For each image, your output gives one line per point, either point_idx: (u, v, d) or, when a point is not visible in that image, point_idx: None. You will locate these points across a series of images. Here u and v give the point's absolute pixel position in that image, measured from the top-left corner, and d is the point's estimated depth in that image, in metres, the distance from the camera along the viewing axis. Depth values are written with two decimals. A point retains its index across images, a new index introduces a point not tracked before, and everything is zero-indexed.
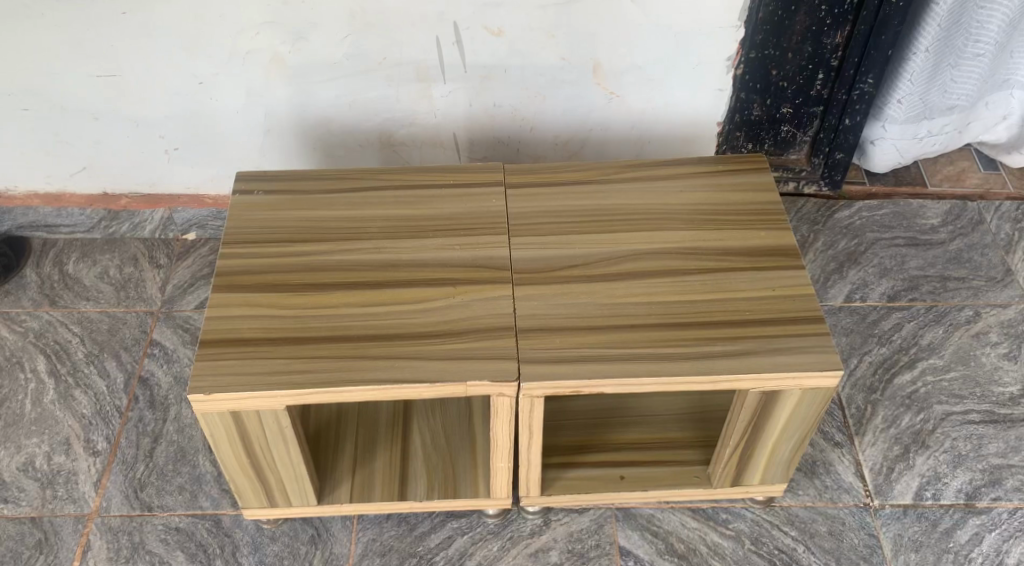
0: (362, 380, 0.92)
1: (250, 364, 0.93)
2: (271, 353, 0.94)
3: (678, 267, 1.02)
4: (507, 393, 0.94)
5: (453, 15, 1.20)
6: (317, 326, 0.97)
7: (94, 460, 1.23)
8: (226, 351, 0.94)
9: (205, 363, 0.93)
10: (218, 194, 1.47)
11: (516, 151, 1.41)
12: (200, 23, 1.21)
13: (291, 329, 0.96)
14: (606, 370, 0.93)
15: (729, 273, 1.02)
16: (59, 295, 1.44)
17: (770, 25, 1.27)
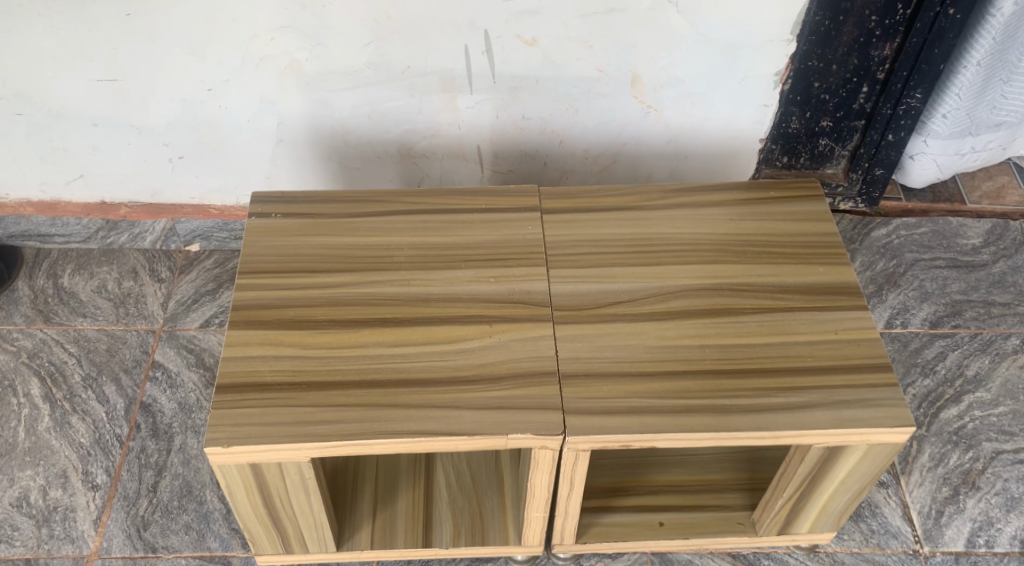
0: (395, 432, 0.84)
1: (272, 413, 0.85)
2: (294, 400, 0.86)
3: (733, 306, 0.95)
4: (550, 446, 0.86)
5: (484, 23, 1.11)
6: (343, 369, 0.89)
7: (94, 495, 1.15)
8: (245, 397, 0.86)
9: (222, 412, 0.85)
10: (223, 205, 1.38)
11: (543, 164, 1.33)
12: (210, 27, 1.12)
13: (315, 373, 0.88)
14: (659, 424, 0.85)
15: (787, 313, 0.94)
16: (53, 312, 1.35)
17: (816, 36, 1.19)
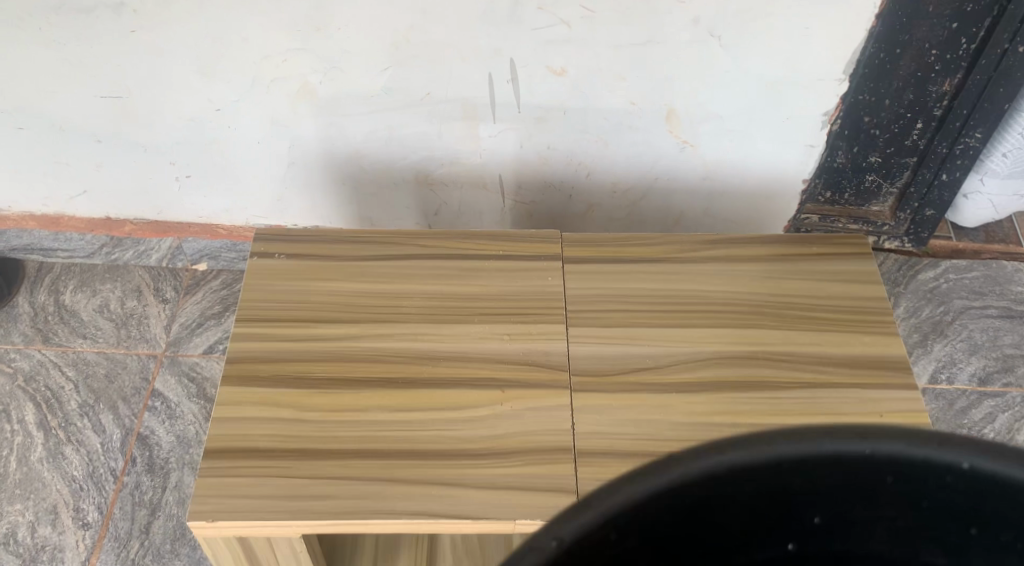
0: (393, 513, 0.77)
1: (262, 485, 0.78)
2: (286, 470, 0.79)
3: (769, 379, 0.87)
4: None
5: (510, 52, 1.03)
6: (341, 437, 0.82)
7: (84, 534, 1.10)
8: (234, 464, 0.80)
9: (208, 480, 0.79)
10: (232, 224, 1.31)
11: (568, 197, 1.25)
12: (219, 46, 1.05)
13: (311, 440, 0.82)
14: None
15: (829, 391, 0.86)
16: (53, 332, 1.30)
17: (868, 69, 1.06)
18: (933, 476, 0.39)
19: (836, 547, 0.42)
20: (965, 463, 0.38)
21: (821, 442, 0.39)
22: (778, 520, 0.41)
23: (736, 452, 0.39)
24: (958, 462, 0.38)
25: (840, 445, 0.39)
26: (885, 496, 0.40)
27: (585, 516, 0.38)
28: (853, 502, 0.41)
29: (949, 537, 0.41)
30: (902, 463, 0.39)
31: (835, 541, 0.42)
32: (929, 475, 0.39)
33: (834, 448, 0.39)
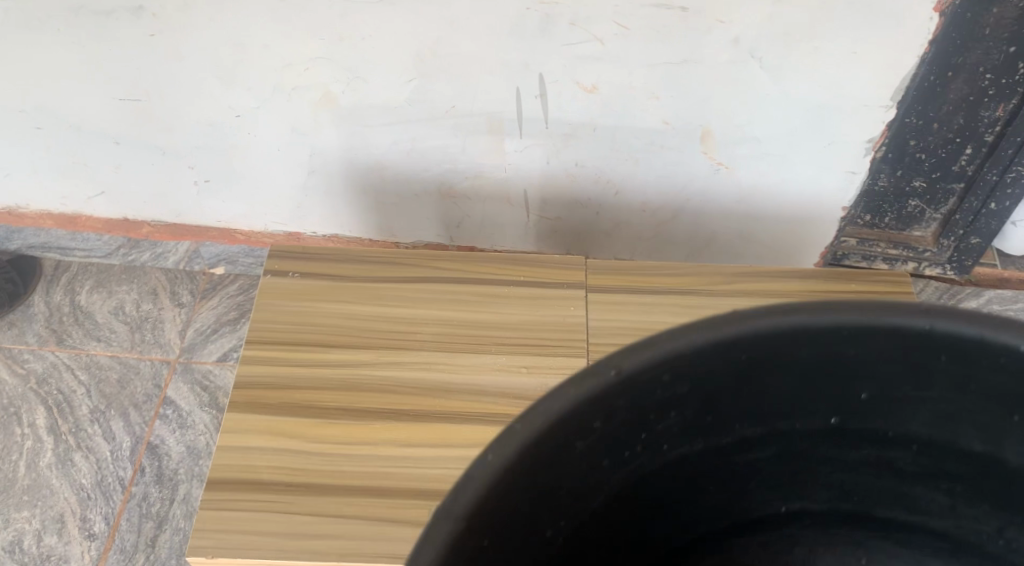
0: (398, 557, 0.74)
1: (264, 520, 0.76)
2: (289, 505, 0.77)
3: None
4: None
5: (539, 67, 0.98)
6: (347, 471, 0.79)
7: (89, 545, 1.09)
8: (236, 497, 0.77)
9: (209, 514, 0.76)
10: (250, 230, 1.29)
11: (596, 214, 1.20)
12: (240, 52, 1.01)
13: (316, 474, 0.79)
14: None
15: None
16: (67, 333, 1.28)
17: (915, 92, 0.97)
18: (989, 357, 0.47)
19: (874, 414, 0.52)
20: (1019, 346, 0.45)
21: (882, 316, 0.47)
22: (828, 378, 0.50)
23: (803, 314, 0.47)
24: (1013, 345, 0.46)
25: (896, 319, 0.47)
26: (939, 373, 0.49)
27: (643, 358, 0.46)
28: (896, 373, 0.49)
29: (992, 418, 0.49)
30: (961, 343, 0.47)
31: (875, 406, 0.52)
32: (984, 357, 0.47)
33: (892, 320, 0.47)
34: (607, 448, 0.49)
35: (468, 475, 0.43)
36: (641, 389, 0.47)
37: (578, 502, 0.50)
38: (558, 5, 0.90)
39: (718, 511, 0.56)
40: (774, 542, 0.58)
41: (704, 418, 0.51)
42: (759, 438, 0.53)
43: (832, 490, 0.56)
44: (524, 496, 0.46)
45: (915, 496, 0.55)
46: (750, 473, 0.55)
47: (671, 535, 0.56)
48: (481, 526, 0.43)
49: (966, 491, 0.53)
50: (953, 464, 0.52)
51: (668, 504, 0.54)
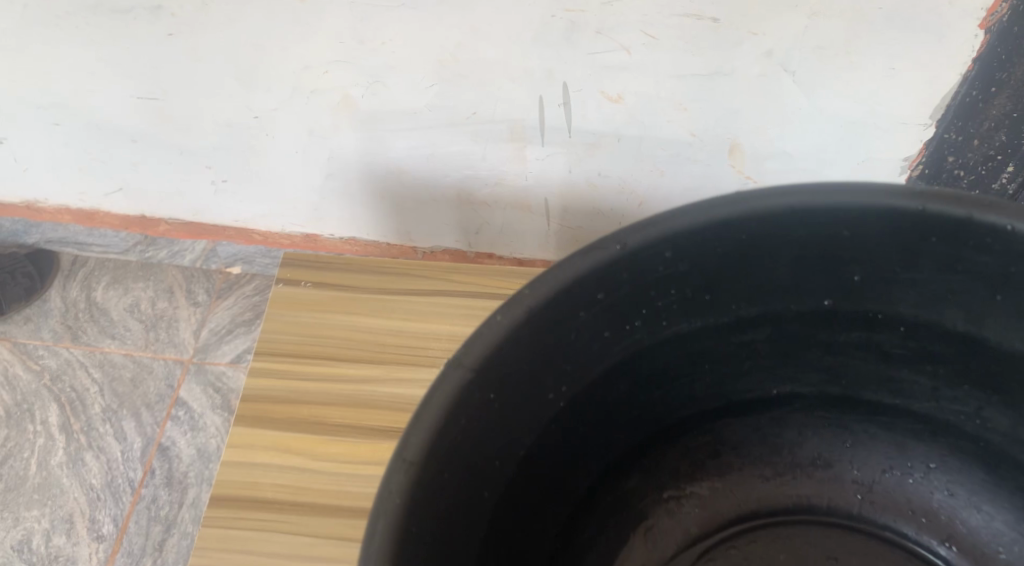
0: None
1: (270, 539, 0.80)
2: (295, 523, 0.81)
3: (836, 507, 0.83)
4: None
5: (564, 75, 0.95)
6: (353, 488, 0.82)
7: (98, 547, 1.09)
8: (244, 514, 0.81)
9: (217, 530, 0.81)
10: (268, 230, 1.27)
11: (618, 224, 1.17)
12: (260, 54, 0.99)
13: (320, 493, 0.82)
14: None
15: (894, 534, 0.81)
16: (82, 329, 1.28)
17: (959, 104, 0.91)
18: (983, 231, 0.66)
19: (865, 298, 0.74)
20: (1010, 225, 0.64)
21: (892, 202, 0.66)
22: (827, 269, 0.72)
23: (799, 200, 0.67)
24: (1005, 225, 0.65)
25: (896, 206, 0.67)
26: (927, 258, 0.70)
27: (649, 233, 0.66)
28: (878, 259, 0.71)
29: (969, 296, 0.71)
30: (950, 236, 0.67)
31: (862, 292, 0.73)
32: (972, 238, 0.67)
33: (894, 208, 0.67)
34: (621, 308, 0.69)
35: (488, 323, 0.62)
36: (644, 261, 0.67)
37: (596, 357, 0.71)
38: (585, 12, 0.88)
39: (716, 386, 0.79)
40: (765, 423, 0.82)
41: (704, 295, 0.72)
42: (755, 318, 0.75)
43: (823, 373, 0.79)
44: (537, 340, 0.65)
45: (899, 373, 0.77)
46: (749, 348, 0.77)
47: (685, 404, 0.79)
48: (498, 355, 0.62)
49: (945, 365, 0.75)
50: (938, 342, 0.74)
51: (679, 371, 0.77)
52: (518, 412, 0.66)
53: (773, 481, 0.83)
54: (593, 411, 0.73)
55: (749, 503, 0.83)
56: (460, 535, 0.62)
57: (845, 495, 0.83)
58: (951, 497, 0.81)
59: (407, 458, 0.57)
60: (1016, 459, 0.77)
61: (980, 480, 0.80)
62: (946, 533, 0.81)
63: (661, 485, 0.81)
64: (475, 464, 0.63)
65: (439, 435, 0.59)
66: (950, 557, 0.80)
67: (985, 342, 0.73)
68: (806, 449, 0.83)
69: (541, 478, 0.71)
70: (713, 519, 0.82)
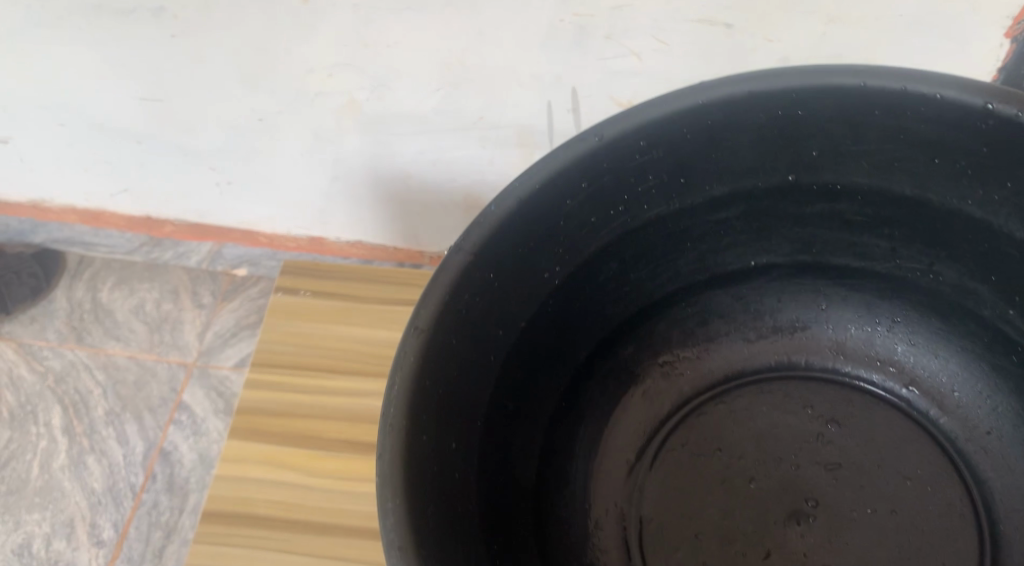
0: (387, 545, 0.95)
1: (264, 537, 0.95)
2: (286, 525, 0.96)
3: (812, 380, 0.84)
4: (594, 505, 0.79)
5: (573, 80, 0.93)
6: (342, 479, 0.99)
7: (98, 552, 1.09)
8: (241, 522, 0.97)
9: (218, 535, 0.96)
10: (273, 233, 1.26)
11: None
12: (264, 57, 0.97)
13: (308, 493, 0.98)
14: (697, 506, 0.77)
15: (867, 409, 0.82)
16: (86, 331, 1.27)
17: None
18: (914, 107, 0.68)
19: (824, 172, 0.75)
20: (936, 94, 0.66)
21: (827, 82, 0.68)
22: (784, 150, 0.74)
23: (746, 83, 0.69)
24: (931, 94, 0.67)
25: (836, 84, 0.68)
26: (871, 133, 0.71)
27: (621, 125, 0.70)
28: (834, 135, 0.72)
29: (915, 166, 0.72)
30: (881, 107, 0.69)
31: (820, 167, 0.75)
32: (907, 111, 0.68)
33: (834, 86, 0.68)
34: (606, 195, 0.73)
35: (485, 212, 0.68)
36: (619, 149, 0.70)
37: (584, 239, 0.74)
38: (594, 17, 0.85)
39: (699, 264, 0.81)
40: (747, 292, 0.85)
41: (678, 178, 0.75)
42: (727, 197, 0.77)
43: (794, 243, 0.81)
44: (530, 224, 0.70)
45: (862, 240, 0.79)
46: (726, 227, 0.79)
47: (667, 281, 0.81)
48: (498, 239, 0.68)
49: (901, 235, 0.78)
50: (888, 209, 0.76)
51: (661, 250, 0.79)
52: (514, 280, 0.71)
53: (756, 344, 0.86)
54: (584, 287, 0.77)
55: (737, 363, 0.85)
56: (471, 402, 0.68)
57: (821, 354, 0.85)
58: (913, 348, 0.83)
59: (420, 325, 0.64)
60: (967, 308, 0.79)
61: (939, 326, 0.81)
62: (908, 379, 0.83)
63: (656, 352, 0.84)
64: (482, 326, 0.69)
65: (448, 306, 0.65)
66: (912, 399, 0.82)
67: (931, 206, 0.74)
68: (785, 313, 0.86)
69: (546, 358, 0.76)
70: (704, 380, 0.85)
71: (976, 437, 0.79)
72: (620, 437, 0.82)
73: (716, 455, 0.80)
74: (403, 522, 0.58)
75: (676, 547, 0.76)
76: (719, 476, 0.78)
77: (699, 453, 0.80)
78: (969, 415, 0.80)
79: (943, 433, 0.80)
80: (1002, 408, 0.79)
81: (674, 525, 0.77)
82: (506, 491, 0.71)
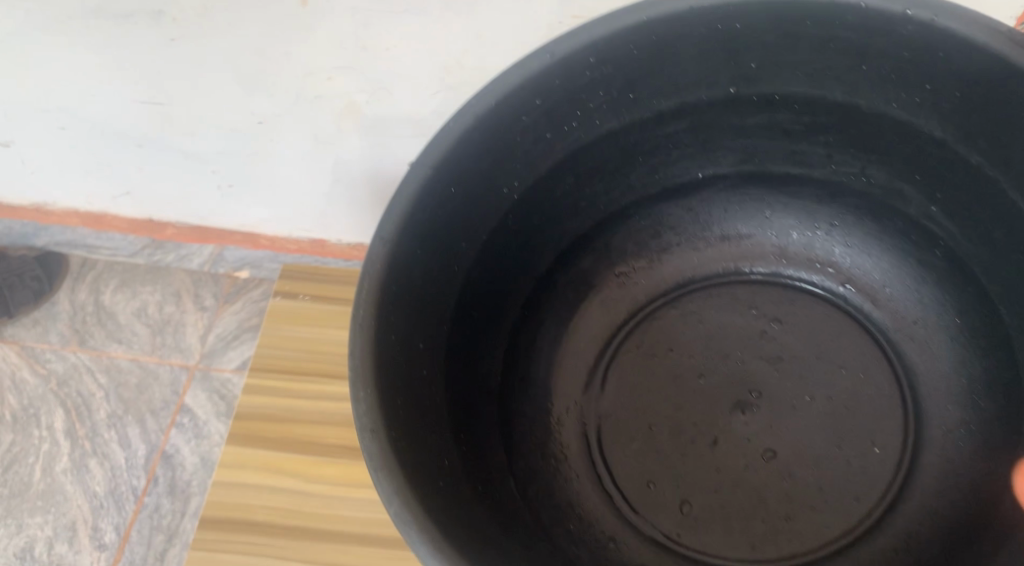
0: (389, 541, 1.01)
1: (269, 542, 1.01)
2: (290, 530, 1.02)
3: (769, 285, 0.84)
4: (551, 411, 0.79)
5: None
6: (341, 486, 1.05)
7: (99, 555, 1.10)
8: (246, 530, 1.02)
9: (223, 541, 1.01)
10: (275, 235, 1.26)
11: None
12: (263, 60, 0.96)
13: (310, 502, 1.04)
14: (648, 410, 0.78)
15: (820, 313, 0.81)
16: (88, 334, 1.27)
17: None
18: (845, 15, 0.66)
19: (762, 81, 0.73)
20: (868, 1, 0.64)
21: None
22: (727, 63, 0.72)
23: None
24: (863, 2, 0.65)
25: None
26: (808, 44, 0.70)
27: (568, 41, 0.68)
28: (771, 45, 0.70)
29: (851, 73, 0.71)
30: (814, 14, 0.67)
31: (761, 77, 0.73)
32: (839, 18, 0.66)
33: None
34: (556, 111, 0.72)
35: (441, 129, 0.68)
36: (571, 67, 0.69)
37: (539, 155, 0.74)
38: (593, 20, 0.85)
39: (650, 177, 0.80)
40: (696, 204, 0.83)
41: (628, 94, 0.73)
42: (674, 111, 0.75)
43: (737, 153, 0.79)
44: (480, 137, 0.69)
45: (799, 147, 0.78)
46: (675, 140, 0.78)
47: (620, 194, 0.80)
48: (455, 153, 0.68)
49: (839, 142, 0.76)
50: (827, 116, 0.75)
51: (615, 165, 0.78)
52: (473, 187, 0.71)
53: (706, 252, 0.85)
54: (541, 200, 0.76)
55: (686, 271, 0.84)
56: (429, 301, 0.69)
57: (764, 259, 0.84)
58: (852, 249, 0.82)
59: (385, 235, 0.65)
60: (895, 208, 0.78)
61: (875, 225, 0.80)
62: (845, 278, 0.82)
63: (611, 263, 0.84)
64: (439, 232, 0.69)
65: (409, 217, 0.66)
66: (848, 297, 0.82)
67: (869, 112, 0.73)
68: (729, 221, 0.84)
69: (502, 265, 0.76)
70: (656, 288, 0.84)
71: (905, 327, 0.79)
72: (577, 346, 0.82)
73: (667, 358, 0.80)
74: (373, 408, 0.60)
75: (630, 442, 0.77)
76: (669, 377, 0.79)
77: (651, 354, 0.80)
78: (899, 307, 0.80)
79: (876, 326, 0.80)
80: (930, 300, 0.78)
81: (624, 423, 0.78)
82: (463, 387, 0.73)
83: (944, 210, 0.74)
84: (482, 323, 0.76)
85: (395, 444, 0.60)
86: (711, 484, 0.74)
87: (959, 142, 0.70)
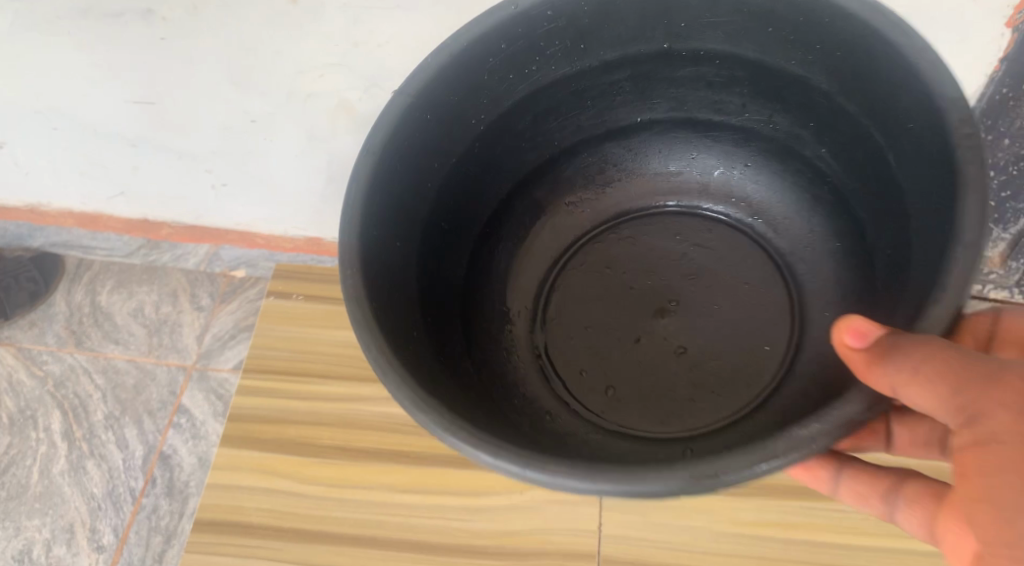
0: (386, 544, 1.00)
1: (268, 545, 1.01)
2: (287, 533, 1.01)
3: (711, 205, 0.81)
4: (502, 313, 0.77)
5: None
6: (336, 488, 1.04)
7: (98, 557, 1.10)
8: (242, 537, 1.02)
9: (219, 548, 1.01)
10: (270, 234, 1.25)
11: None
12: (252, 57, 0.96)
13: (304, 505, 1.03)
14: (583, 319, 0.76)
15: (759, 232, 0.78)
16: (85, 335, 1.27)
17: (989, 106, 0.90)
18: None
19: (689, 36, 0.72)
20: None
21: None
22: (659, 18, 0.71)
23: None
24: None
25: None
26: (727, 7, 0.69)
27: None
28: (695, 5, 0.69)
29: (756, 31, 0.70)
30: None
31: (689, 32, 0.72)
32: None
33: None
34: (519, 59, 0.70)
35: (433, 54, 0.67)
36: (530, 21, 0.68)
37: (507, 96, 0.72)
38: None
39: (598, 119, 0.78)
40: (636, 144, 0.81)
41: (580, 44, 0.72)
42: (619, 61, 0.74)
43: (670, 100, 0.78)
44: (444, 86, 0.68)
45: (715, 96, 0.77)
46: (616, 87, 0.76)
47: (571, 129, 0.78)
48: (434, 87, 0.67)
49: (748, 90, 0.75)
50: (743, 70, 0.74)
51: (567, 108, 0.77)
52: (454, 117, 0.70)
53: (633, 182, 0.82)
54: (506, 136, 0.75)
55: (623, 205, 0.82)
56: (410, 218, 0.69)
57: (681, 195, 0.82)
58: (761, 184, 0.79)
59: (373, 149, 0.65)
60: (793, 148, 0.76)
61: (781, 163, 0.78)
62: (751, 210, 0.79)
63: (562, 192, 0.81)
64: (421, 158, 0.69)
65: (390, 144, 0.66)
66: (752, 228, 0.79)
67: (782, 68, 0.71)
68: (648, 160, 0.82)
69: (474, 194, 0.75)
70: (603, 214, 0.82)
71: (798, 250, 0.76)
72: (532, 266, 0.80)
73: (605, 273, 0.78)
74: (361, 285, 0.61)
75: (573, 342, 0.75)
76: (613, 286, 0.76)
77: (592, 269, 0.78)
78: (794, 233, 0.77)
79: (773, 249, 0.77)
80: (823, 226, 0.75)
81: (569, 326, 0.76)
82: (433, 292, 0.71)
83: (832, 152, 0.73)
84: (455, 242, 0.74)
85: (379, 311, 0.61)
86: (634, 376, 0.72)
87: (837, 95, 0.69)
